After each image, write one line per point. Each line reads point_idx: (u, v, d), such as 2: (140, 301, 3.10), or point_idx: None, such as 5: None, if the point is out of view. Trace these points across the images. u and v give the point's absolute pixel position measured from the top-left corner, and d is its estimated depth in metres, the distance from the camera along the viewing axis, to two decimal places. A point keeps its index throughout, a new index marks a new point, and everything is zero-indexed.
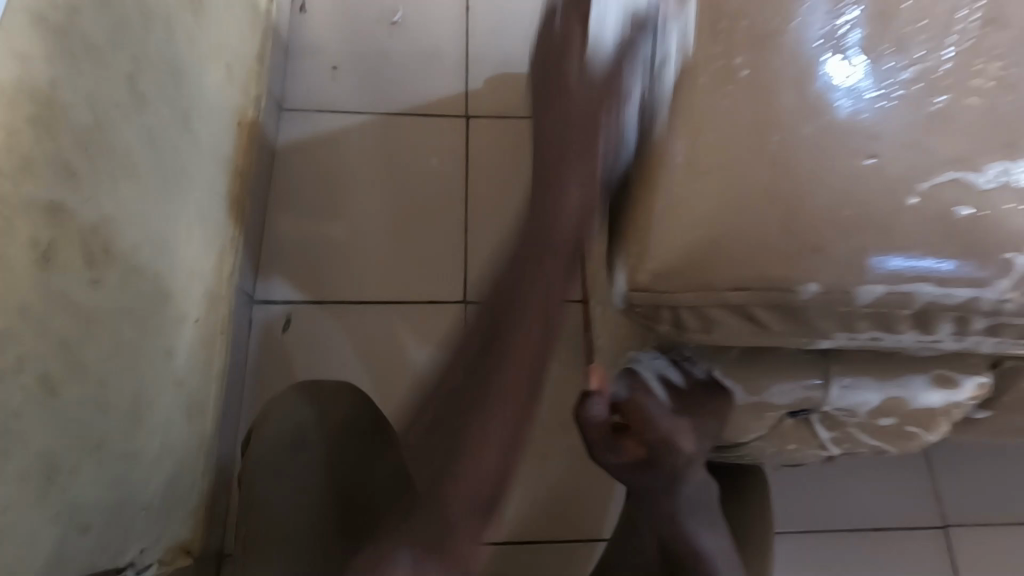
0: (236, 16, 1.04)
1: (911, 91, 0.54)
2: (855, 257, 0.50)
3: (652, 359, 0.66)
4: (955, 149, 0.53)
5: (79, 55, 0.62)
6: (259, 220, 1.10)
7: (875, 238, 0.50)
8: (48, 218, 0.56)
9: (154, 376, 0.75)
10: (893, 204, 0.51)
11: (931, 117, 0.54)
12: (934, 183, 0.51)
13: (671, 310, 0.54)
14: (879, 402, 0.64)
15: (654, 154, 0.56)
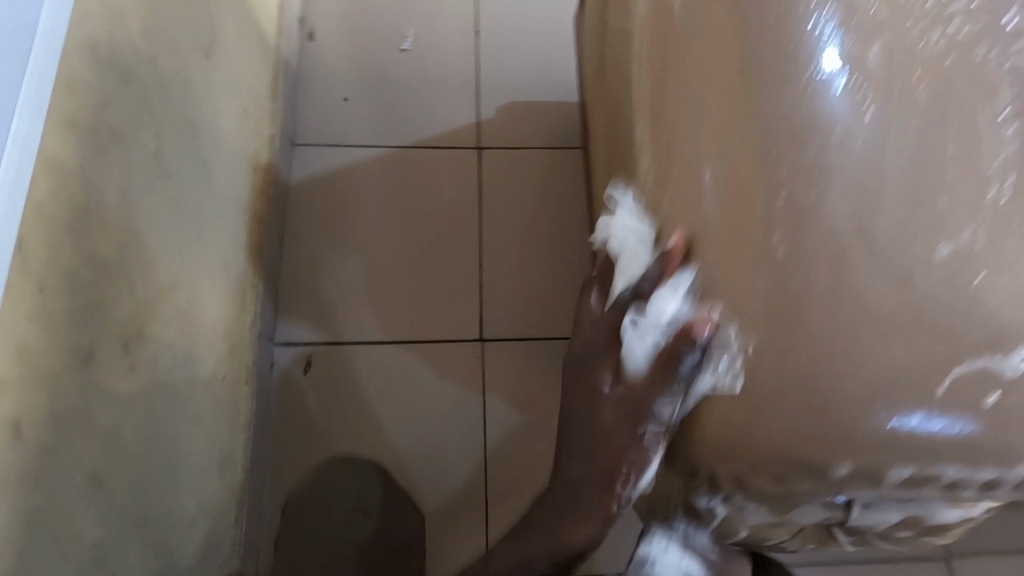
0: (249, 57, 1.03)
1: (971, 185, 0.52)
2: (923, 375, 0.48)
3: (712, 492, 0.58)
4: (1010, 251, 0.51)
5: (108, 146, 0.62)
6: (277, 260, 1.11)
7: (941, 353, 0.48)
8: (88, 319, 0.58)
9: (188, 442, 0.77)
10: (954, 317, 0.49)
11: (989, 215, 0.52)
12: (991, 290, 0.50)
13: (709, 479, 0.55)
14: (899, 518, 0.60)
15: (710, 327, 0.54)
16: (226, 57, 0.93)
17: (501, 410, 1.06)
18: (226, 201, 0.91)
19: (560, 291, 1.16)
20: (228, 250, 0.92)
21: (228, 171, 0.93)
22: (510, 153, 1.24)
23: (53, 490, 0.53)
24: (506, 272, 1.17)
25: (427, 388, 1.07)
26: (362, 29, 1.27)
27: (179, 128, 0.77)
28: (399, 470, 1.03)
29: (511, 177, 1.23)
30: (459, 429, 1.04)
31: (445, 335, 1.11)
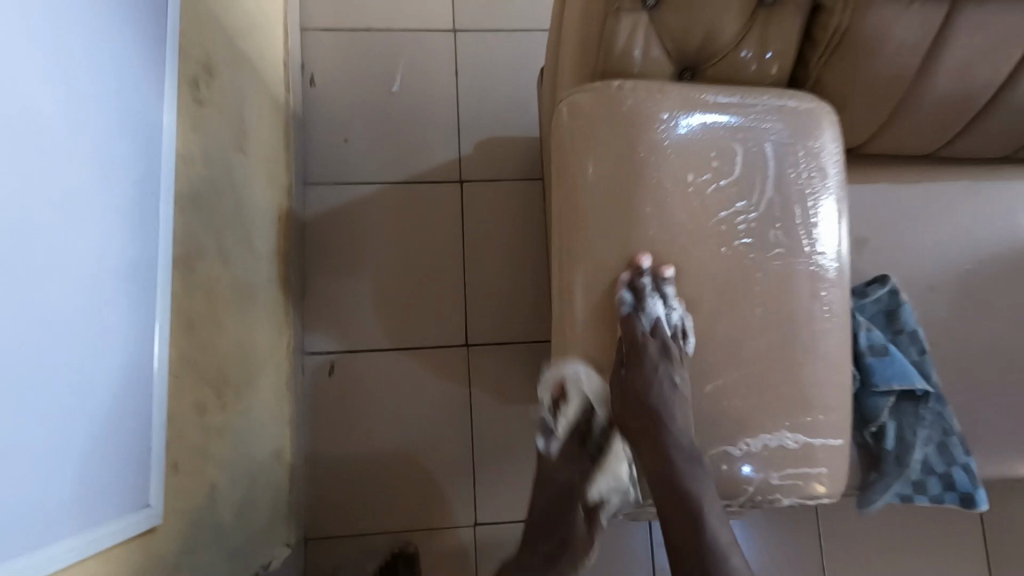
0: (269, 123, 1.24)
1: (769, 303, 0.78)
2: (717, 421, 0.78)
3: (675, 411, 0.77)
4: (798, 343, 0.79)
5: (192, 258, 0.88)
6: (301, 284, 1.37)
7: (734, 410, 0.78)
8: (198, 384, 0.86)
9: (256, 445, 1.07)
10: (744, 389, 0.78)
11: (780, 321, 0.78)
12: (776, 372, 0.78)
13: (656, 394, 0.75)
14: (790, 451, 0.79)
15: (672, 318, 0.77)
16: (255, 139, 1.15)
17: (484, 399, 1.37)
18: (265, 256, 1.17)
19: (530, 303, 1.43)
20: (268, 294, 1.18)
21: (263, 231, 1.17)
22: (487, 183, 1.46)
23: (191, 499, 0.84)
24: (487, 287, 1.43)
25: (426, 384, 1.37)
26: (357, 74, 1.46)
27: (230, 218, 1.02)
28: (408, 447, 1.35)
29: (489, 204, 1.46)
30: (451, 415, 1.36)
31: (438, 342, 1.39)
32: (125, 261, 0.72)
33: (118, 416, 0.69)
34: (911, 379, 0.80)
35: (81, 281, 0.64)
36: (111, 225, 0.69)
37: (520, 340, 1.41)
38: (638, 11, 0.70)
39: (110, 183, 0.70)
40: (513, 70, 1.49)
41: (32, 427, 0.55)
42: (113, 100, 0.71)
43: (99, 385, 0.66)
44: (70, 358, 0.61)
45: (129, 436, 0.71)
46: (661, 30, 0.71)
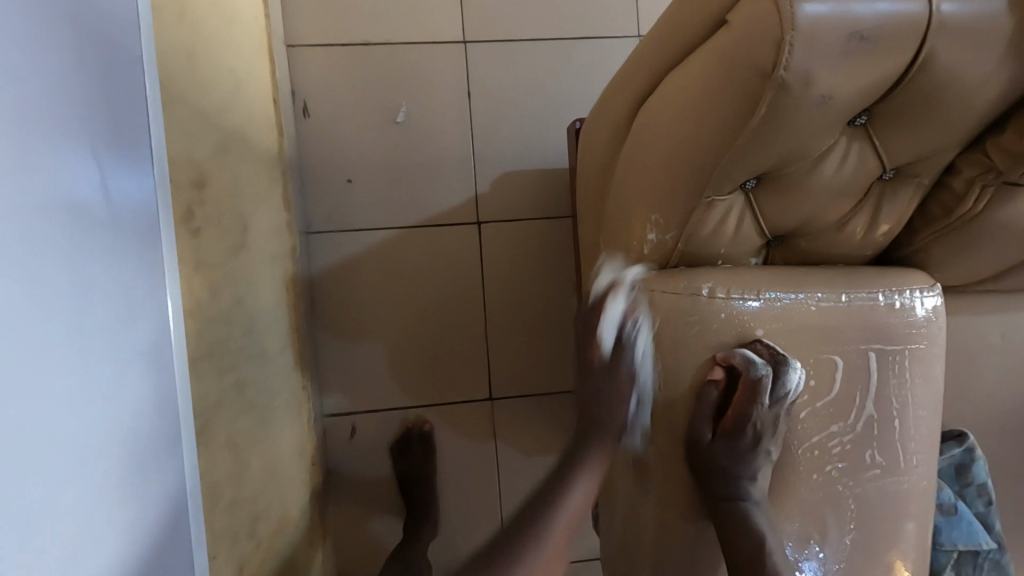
0: (268, 185, 1.10)
1: None
2: None
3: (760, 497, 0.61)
4: None
5: (214, 412, 0.80)
6: (314, 347, 1.29)
7: None
8: (232, 545, 0.82)
9: (292, 546, 1.05)
10: None
11: None
12: None
13: (737, 464, 0.61)
14: None
15: (737, 412, 0.61)
16: (256, 223, 1.03)
17: (510, 453, 1.36)
18: (278, 345, 1.08)
19: (555, 354, 1.37)
20: (286, 384, 1.11)
21: (272, 323, 1.07)
22: (506, 226, 1.35)
23: None
24: (509, 338, 1.36)
25: (450, 440, 1.35)
26: (356, 101, 1.29)
27: (243, 334, 0.93)
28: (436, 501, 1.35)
29: (508, 248, 1.35)
30: (478, 469, 1.35)
31: (460, 398, 1.35)
32: (147, 339, 0.67)
33: (151, 484, 0.66)
34: (975, 540, 0.83)
35: (111, 337, 0.61)
36: (128, 296, 0.64)
37: (544, 393, 1.37)
38: (734, 194, 0.60)
39: (120, 240, 0.63)
40: (532, 94, 1.34)
41: (55, 504, 0.52)
42: (104, 140, 0.62)
43: (132, 461, 0.63)
44: (112, 421, 0.61)
45: (163, 514, 0.68)
46: (759, 212, 0.61)
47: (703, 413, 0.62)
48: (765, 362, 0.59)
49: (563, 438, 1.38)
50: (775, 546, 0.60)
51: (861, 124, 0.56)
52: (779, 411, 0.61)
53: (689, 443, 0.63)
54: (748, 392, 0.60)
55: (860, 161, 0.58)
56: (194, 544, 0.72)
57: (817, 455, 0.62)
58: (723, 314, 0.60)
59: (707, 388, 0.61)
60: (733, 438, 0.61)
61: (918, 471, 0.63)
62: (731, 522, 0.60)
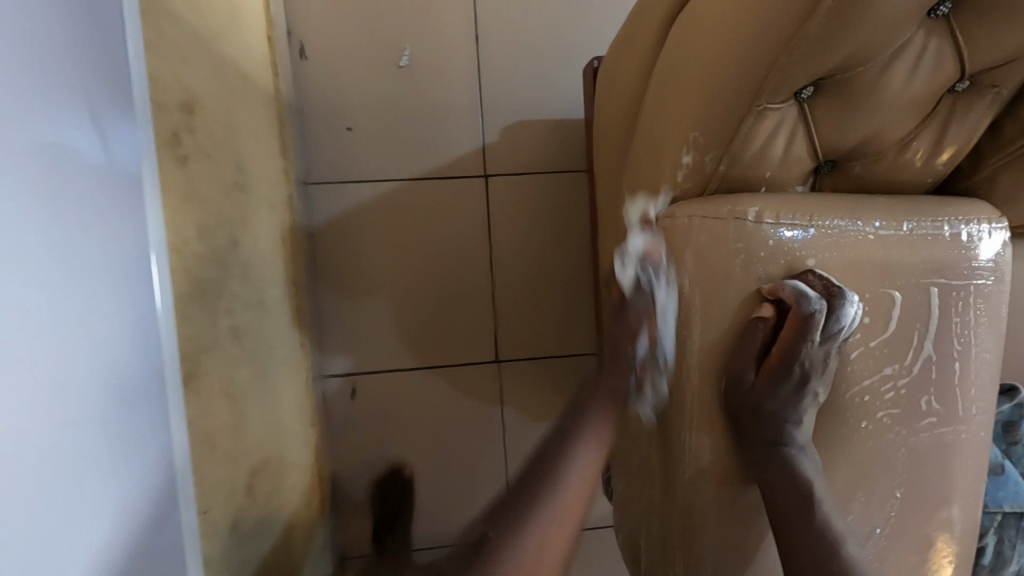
0: (264, 127, 1.03)
1: None
2: None
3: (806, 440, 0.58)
4: None
5: (207, 358, 0.75)
6: (313, 304, 1.23)
7: None
8: (229, 499, 0.77)
9: (291, 505, 1.00)
10: None
11: None
12: None
13: (783, 404, 0.57)
14: None
15: (785, 350, 0.56)
16: (251, 164, 0.96)
17: (518, 416, 1.31)
18: (275, 297, 1.02)
19: (566, 315, 1.32)
20: (285, 339, 1.05)
21: (269, 273, 1.00)
22: (516, 179, 1.28)
23: None
24: (518, 297, 1.30)
25: (456, 403, 1.30)
26: (356, 42, 1.21)
27: (239, 280, 0.87)
28: (440, 464, 1.30)
29: (518, 203, 1.29)
30: (485, 433, 1.30)
31: (466, 360, 1.29)
32: (129, 272, 0.61)
33: (135, 430, 0.60)
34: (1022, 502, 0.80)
35: (87, 265, 0.55)
36: (106, 223, 0.58)
37: (555, 354, 1.32)
38: (788, 104, 0.56)
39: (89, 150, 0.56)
40: (545, 39, 1.26)
41: (18, 443, 0.46)
42: (77, 45, 0.55)
43: (114, 404, 0.57)
44: (89, 357, 0.55)
45: (144, 459, 0.61)
46: (815, 128, 0.57)
47: (746, 353, 0.57)
48: (818, 295, 0.54)
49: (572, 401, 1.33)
50: (825, 497, 0.57)
51: (943, 13, 0.50)
52: (831, 349, 0.56)
53: (731, 386, 0.58)
54: (799, 329, 0.55)
55: (934, 65, 0.53)
56: (182, 492, 0.66)
57: (867, 401, 0.57)
58: (773, 241, 0.55)
59: (753, 326, 0.56)
60: (780, 377, 0.57)
61: (974, 420, 0.59)
62: (781, 472, 0.57)
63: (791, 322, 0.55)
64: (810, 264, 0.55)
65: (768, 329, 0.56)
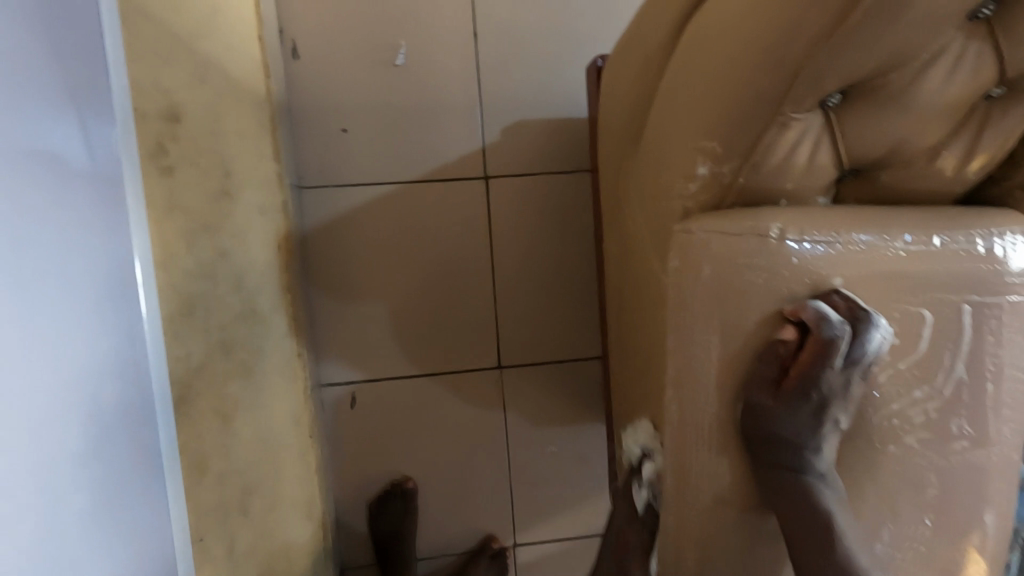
0: (254, 130, 1.00)
1: None
2: None
3: (823, 473, 0.53)
4: None
5: (197, 378, 0.71)
6: (309, 310, 1.20)
7: None
8: (222, 521, 0.74)
9: (288, 520, 0.98)
10: None
11: None
12: None
13: (799, 434, 0.52)
14: None
15: (806, 378, 0.51)
16: (241, 172, 0.92)
17: (520, 423, 1.29)
18: (269, 308, 0.99)
19: (568, 320, 1.29)
20: (280, 350, 1.02)
21: (262, 284, 0.97)
22: (516, 180, 1.25)
23: None
24: (519, 302, 1.28)
25: (457, 410, 1.27)
26: (349, 41, 1.17)
27: (230, 292, 0.83)
28: (441, 472, 1.28)
29: (518, 204, 1.26)
30: (487, 439, 1.28)
31: (467, 365, 1.27)
32: (108, 291, 0.57)
33: (116, 458, 0.57)
34: None
35: (56, 285, 0.51)
36: (78, 239, 0.54)
37: (557, 360, 1.29)
38: (811, 113, 0.54)
39: (61, 162, 0.52)
40: (545, 35, 1.22)
41: None
42: (44, 49, 0.51)
43: (90, 432, 0.54)
44: (59, 384, 0.51)
45: (129, 489, 0.58)
46: (841, 135, 0.55)
47: (762, 376, 0.52)
48: (841, 317, 0.50)
49: (576, 407, 1.30)
50: (845, 535, 0.53)
51: (985, 16, 0.49)
52: (853, 375, 0.52)
53: (748, 411, 0.53)
54: (821, 354, 0.50)
55: (972, 69, 0.51)
56: (173, 520, 0.63)
57: (897, 425, 0.54)
58: (795, 258, 0.52)
59: (769, 347, 0.52)
60: (798, 405, 0.51)
61: (1005, 441, 0.56)
62: (802, 509, 0.53)
63: (810, 346, 0.50)
64: (835, 282, 0.52)
65: (786, 351, 0.52)
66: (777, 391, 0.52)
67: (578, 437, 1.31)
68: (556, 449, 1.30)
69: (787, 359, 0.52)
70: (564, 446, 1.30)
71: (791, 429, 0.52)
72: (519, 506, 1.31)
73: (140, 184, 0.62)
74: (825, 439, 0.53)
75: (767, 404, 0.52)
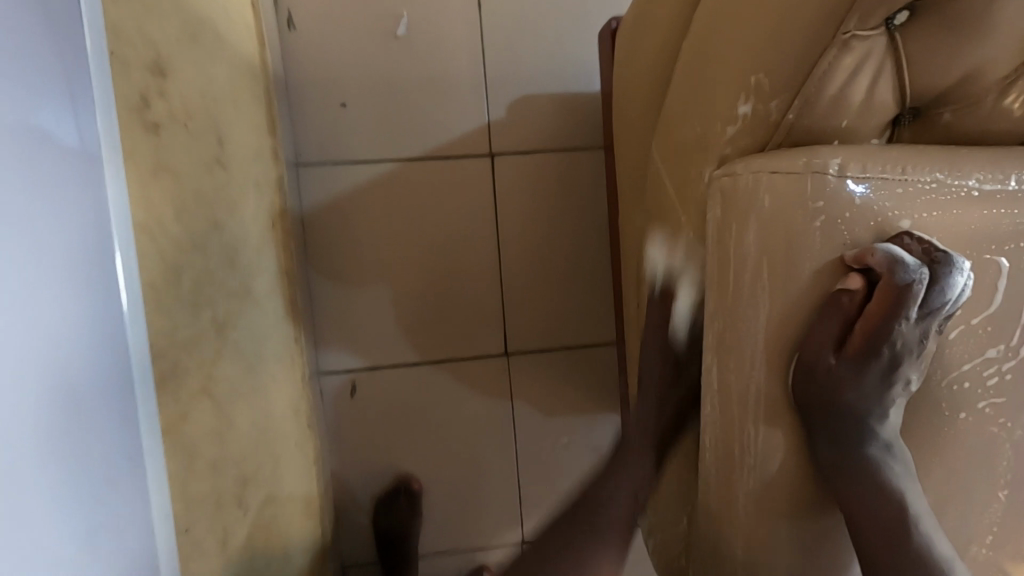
0: (248, 99, 0.93)
1: None
2: None
3: (885, 427, 0.53)
4: None
5: (188, 356, 0.65)
6: (307, 295, 1.14)
7: None
8: (217, 512, 0.68)
9: (287, 515, 0.91)
10: None
11: None
12: None
13: (862, 386, 0.52)
14: None
15: (874, 330, 0.50)
16: (235, 141, 0.86)
17: (530, 414, 1.23)
18: (266, 289, 0.93)
19: (580, 305, 1.23)
20: (276, 334, 0.96)
21: (259, 263, 0.91)
22: (525, 158, 1.19)
23: None
24: (528, 286, 1.22)
25: (463, 399, 1.21)
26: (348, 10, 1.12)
27: (224, 266, 0.77)
28: (446, 466, 1.21)
29: (526, 183, 1.20)
30: (494, 430, 1.22)
31: (473, 353, 1.21)
32: (87, 249, 0.50)
33: (100, 439, 0.50)
34: None
35: (34, 236, 0.44)
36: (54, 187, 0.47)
37: (570, 346, 1.23)
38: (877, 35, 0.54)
39: (24, 83, 0.44)
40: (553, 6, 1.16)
41: None
42: None
43: (71, 408, 0.47)
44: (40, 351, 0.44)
45: (106, 470, 0.50)
46: (904, 63, 0.55)
47: (829, 334, 0.50)
48: (917, 260, 0.47)
49: (589, 397, 1.24)
50: (908, 487, 0.53)
51: None
52: (929, 327, 0.50)
53: (808, 372, 0.52)
54: (894, 306, 0.48)
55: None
56: (152, 507, 0.55)
57: (967, 388, 0.52)
58: (857, 201, 0.48)
59: (834, 303, 0.49)
60: (863, 358, 0.51)
61: None
62: (870, 478, 0.53)
63: (880, 298, 0.48)
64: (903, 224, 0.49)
65: (855, 305, 0.49)
66: (841, 346, 0.51)
67: (592, 429, 1.25)
68: (568, 442, 1.24)
69: (854, 313, 0.50)
70: (576, 438, 1.25)
71: (855, 382, 0.52)
72: (528, 501, 1.25)
73: (111, 122, 0.54)
74: (892, 391, 0.52)
75: (830, 361, 0.51)
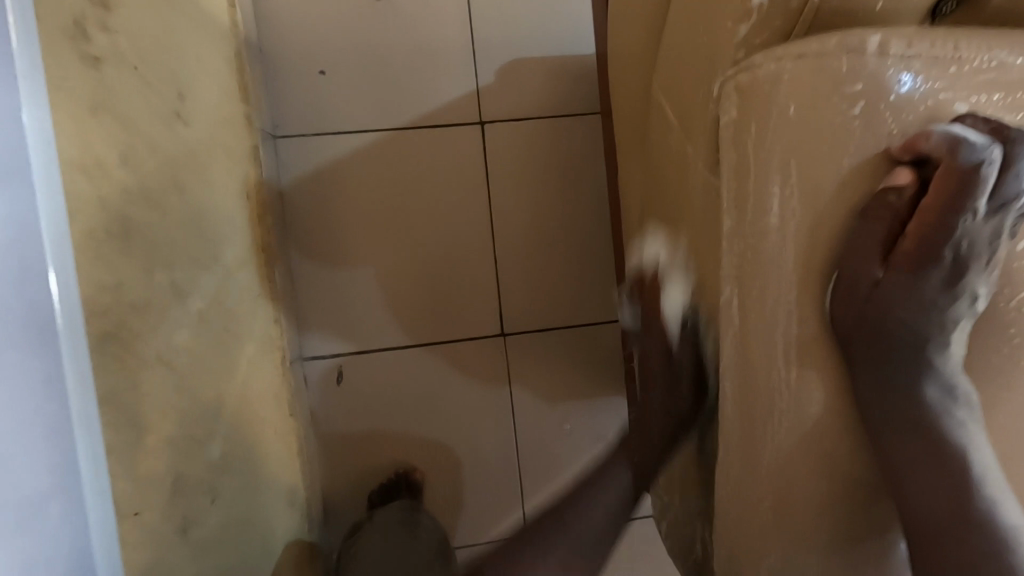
0: (215, 57, 0.87)
1: None
2: None
3: (942, 342, 0.49)
4: None
5: (136, 320, 0.58)
6: (287, 275, 1.07)
7: None
8: (175, 495, 0.61)
9: (266, 508, 0.83)
10: None
11: None
12: None
13: (919, 295, 0.48)
14: None
15: (933, 226, 0.45)
16: (199, 98, 0.80)
17: (530, 399, 1.15)
18: (238, 262, 0.86)
19: (580, 282, 1.16)
20: (251, 311, 0.89)
21: (231, 233, 0.84)
22: (518, 127, 1.13)
23: None
24: (524, 263, 1.15)
25: (458, 384, 1.14)
26: None
27: (185, 229, 0.70)
28: (441, 456, 1.14)
29: (519, 152, 1.13)
30: (491, 416, 1.14)
31: (468, 335, 1.13)
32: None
33: (18, 399, 0.42)
34: None
35: None
36: None
37: (570, 326, 1.16)
38: None
39: None
40: None
41: None
42: None
43: None
44: None
45: (32, 430, 0.43)
46: None
47: (881, 233, 0.47)
48: (986, 140, 0.44)
49: (592, 380, 1.17)
50: (962, 405, 0.49)
51: None
52: (997, 221, 0.45)
53: (859, 282, 0.47)
54: (963, 196, 0.44)
55: None
56: (88, 479, 0.48)
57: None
58: (899, 93, 0.46)
59: (888, 198, 0.46)
60: (921, 262, 0.47)
61: None
62: (917, 404, 0.49)
63: (948, 183, 0.44)
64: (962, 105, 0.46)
65: (913, 197, 0.46)
66: (893, 248, 0.47)
67: (596, 414, 1.17)
68: (571, 428, 1.17)
69: (910, 208, 0.46)
70: (579, 423, 1.17)
71: (906, 289, 0.48)
72: (529, 492, 1.16)
73: (34, 36, 0.47)
74: (955, 299, 0.48)
75: (878, 264, 0.47)
